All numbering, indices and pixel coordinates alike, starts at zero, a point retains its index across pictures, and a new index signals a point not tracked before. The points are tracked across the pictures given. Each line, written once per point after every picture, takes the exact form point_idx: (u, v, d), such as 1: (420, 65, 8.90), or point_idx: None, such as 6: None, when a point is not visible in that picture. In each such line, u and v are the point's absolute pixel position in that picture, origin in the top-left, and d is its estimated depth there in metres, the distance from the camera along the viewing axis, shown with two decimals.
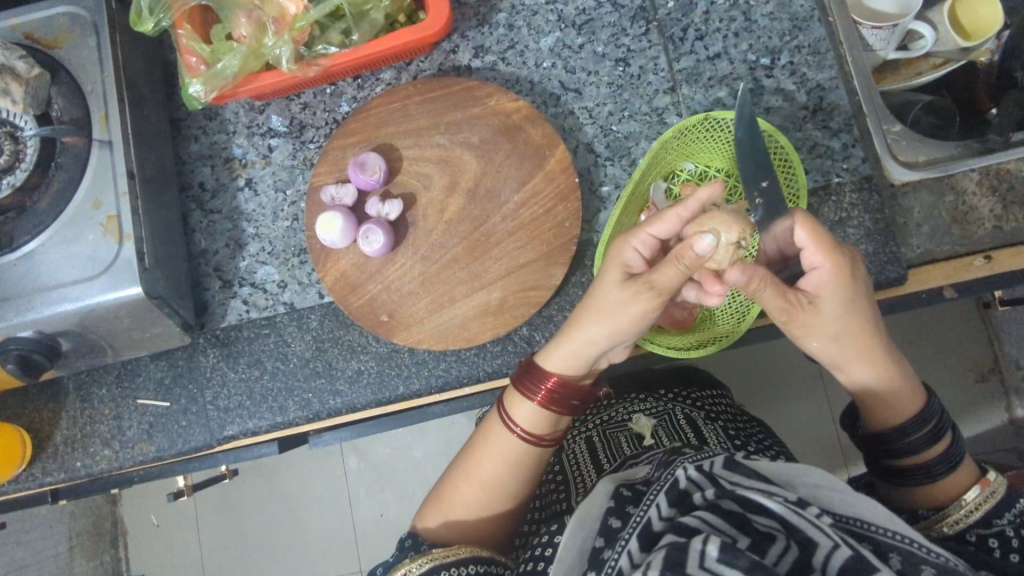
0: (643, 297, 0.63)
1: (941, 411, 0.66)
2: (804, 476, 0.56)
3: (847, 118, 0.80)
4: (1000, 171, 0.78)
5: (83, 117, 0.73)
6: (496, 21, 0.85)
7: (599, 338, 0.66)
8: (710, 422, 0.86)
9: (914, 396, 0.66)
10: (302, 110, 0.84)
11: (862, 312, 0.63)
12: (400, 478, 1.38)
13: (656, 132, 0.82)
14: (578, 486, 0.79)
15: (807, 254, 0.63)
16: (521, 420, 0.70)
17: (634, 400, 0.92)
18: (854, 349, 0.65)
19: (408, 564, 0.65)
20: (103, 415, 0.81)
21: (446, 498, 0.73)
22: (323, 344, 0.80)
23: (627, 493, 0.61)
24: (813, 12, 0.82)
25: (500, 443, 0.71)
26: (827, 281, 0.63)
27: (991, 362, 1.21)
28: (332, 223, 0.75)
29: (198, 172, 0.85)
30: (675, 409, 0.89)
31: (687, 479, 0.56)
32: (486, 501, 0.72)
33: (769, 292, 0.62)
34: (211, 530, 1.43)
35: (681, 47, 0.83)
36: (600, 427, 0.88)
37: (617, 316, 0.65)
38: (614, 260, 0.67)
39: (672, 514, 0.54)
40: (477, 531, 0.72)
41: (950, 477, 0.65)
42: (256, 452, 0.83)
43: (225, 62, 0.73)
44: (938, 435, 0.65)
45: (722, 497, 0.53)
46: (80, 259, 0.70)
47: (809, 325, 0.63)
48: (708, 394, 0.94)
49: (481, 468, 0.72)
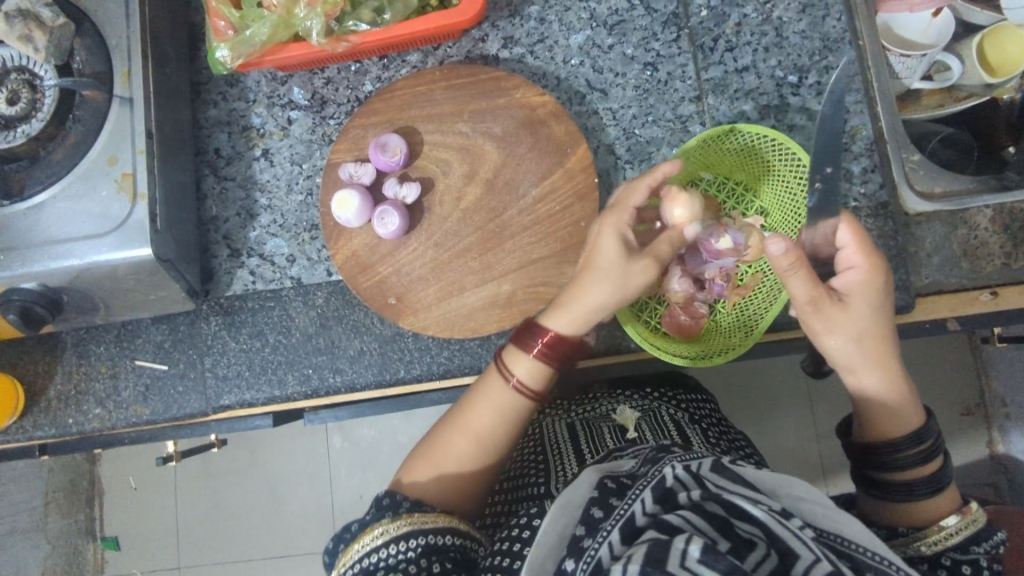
0: (644, 267, 0.68)
1: (937, 433, 0.67)
2: (788, 487, 0.57)
3: (868, 144, 0.80)
4: (1014, 209, 0.78)
5: (104, 71, 0.72)
6: (528, 13, 0.84)
7: (600, 302, 0.68)
8: (694, 425, 0.86)
9: (915, 414, 0.67)
10: (325, 85, 0.84)
11: (885, 318, 0.66)
12: (384, 460, 1.38)
13: (679, 139, 0.81)
14: (558, 475, 0.78)
15: (846, 253, 0.67)
16: (519, 372, 0.70)
17: (622, 395, 0.93)
18: (869, 352, 0.66)
19: (386, 525, 0.65)
20: (99, 373, 0.80)
21: (436, 454, 0.72)
22: (327, 322, 0.79)
23: (611, 485, 0.60)
24: (844, 34, 0.82)
25: (498, 399, 0.71)
26: (859, 282, 0.66)
27: (977, 396, 1.23)
28: (348, 202, 0.74)
29: (214, 138, 0.84)
30: (661, 408, 0.89)
31: (673, 478, 0.56)
32: (477, 460, 0.72)
33: (800, 274, 0.63)
34: (191, 498, 1.42)
35: (711, 56, 0.83)
36: (584, 416, 0.90)
37: (619, 283, 0.67)
38: (609, 228, 0.69)
39: (656, 511, 0.55)
40: (463, 491, 0.71)
41: (934, 498, 0.65)
42: (250, 425, 0.82)
43: (254, 29, 0.72)
44: (931, 455, 0.66)
45: (708, 499, 0.54)
46: (91, 215, 0.69)
47: (835, 317, 0.65)
48: (694, 397, 0.94)
49: (478, 421, 0.71)
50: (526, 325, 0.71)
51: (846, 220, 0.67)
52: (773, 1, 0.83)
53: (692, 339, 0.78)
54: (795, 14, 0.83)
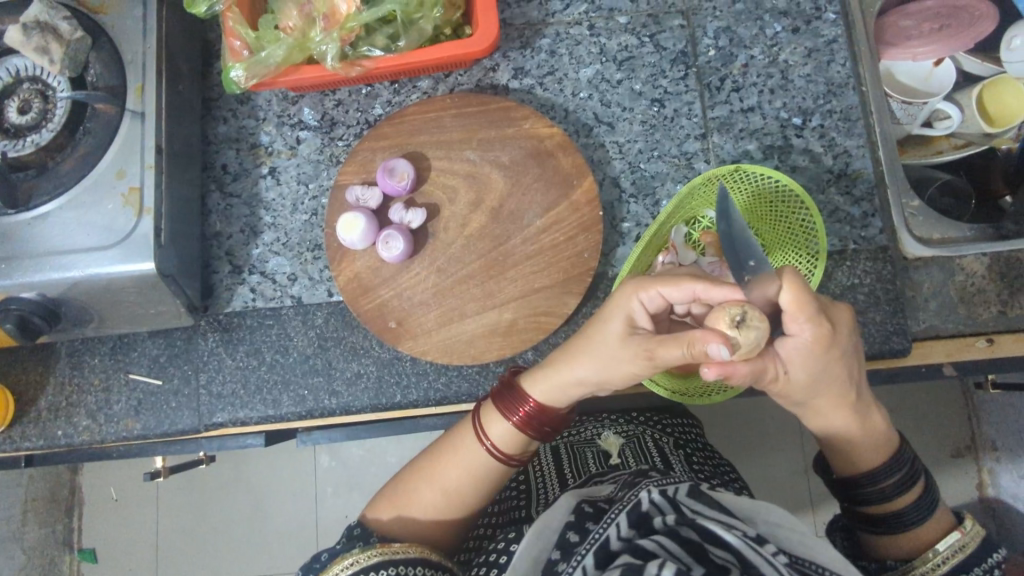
0: (638, 363, 0.62)
1: (913, 458, 0.67)
2: (764, 514, 0.57)
3: (869, 188, 0.81)
4: (1011, 258, 0.79)
5: (118, 85, 0.73)
6: (539, 45, 0.86)
7: (581, 379, 0.66)
8: (677, 450, 0.85)
9: (889, 444, 0.67)
10: (336, 106, 0.84)
11: (834, 370, 0.61)
12: (370, 481, 1.36)
13: (683, 175, 0.82)
14: (540, 497, 0.79)
15: (788, 320, 0.58)
16: (494, 436, 0.70)
17: (608, 419, 0.92)
18: (826, 400, 0.63)
19: (356, 555, 0.64)
20: (91, 385, 0.79)
21: (403, 498, 0.71)
22: (325, 343, 0.79)
23: (588, 509, 0.60)
24: (848, 80, 0.84)
25: (465, 454, 0.71)
26: (803, 351, 0.59)
27: (968, 439, 1.23)
28: (354, 224, 0.75)
29: (222, 154, 0.84)
30: (645, 433, 0.87)
31: (649, 502, 0.57)
32: (444, 508, 0.71)
33: (744, 370, 0.57)
34: (174, 512, 1.40)
35: (717, 95, 0.84)
36: (568, 440, 0.89)
37: (608, 366, 0.64)
38: (618, 309, 0.64)
39: (631, 535, 0.55)
40: (430, 535, 0.71)
41: (924, 525, 0.65)
42: (242, 442, 0.81)
43: (269, 51, 0.73)
44: (910, 483, 0.66)
45: (682, 524, 0.54)
46: (96, 227, 0.69)
47: (780, 391, 0.62)
48: (679, 423, 0.93)
49: (444, 471, 0.71)
50: (506, 384, 0.71)
51: (785, 281, 0.57)
52: (780, 44, 0.85)
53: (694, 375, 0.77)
54: (801, 58, 0.84)
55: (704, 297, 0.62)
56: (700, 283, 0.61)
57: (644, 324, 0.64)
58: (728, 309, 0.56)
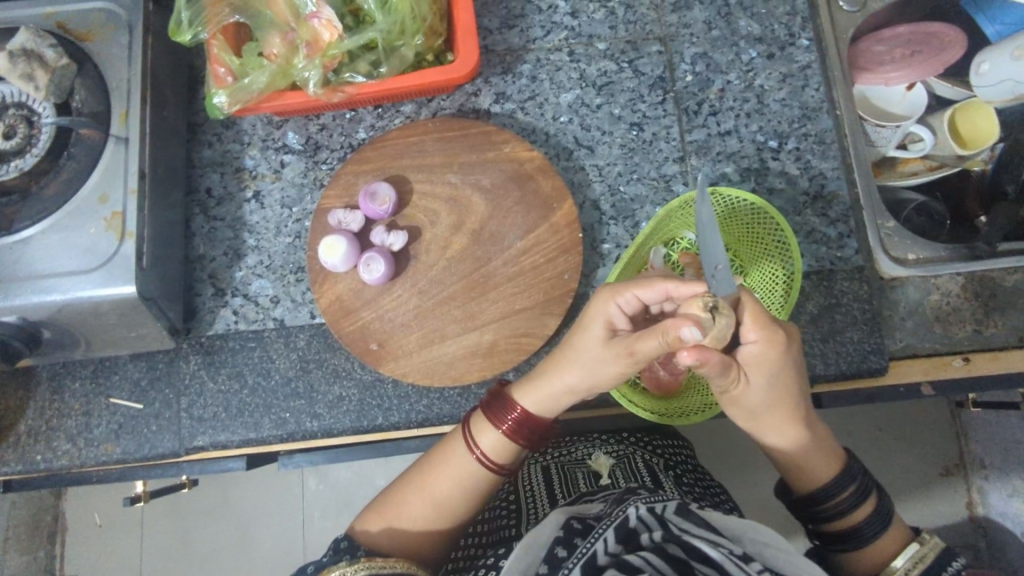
0: (620, 363, 0.64)
1: (862, 471, 0.68)
2: (752, 533, 0.57)
3: (844, 209, 0.83)
4: (985, 277, 0.81)
5: (103, 112, 0.74)
6: (520, 70, 0.87)
7: (567, 386, 0.68)
8: (667, 472, 0.84)
9: (835, 457, 0.68)
10: (320, 131, 0.86)
11: (787, 381, 0.62)
12: (359, 504, 1.35)
13: (662, 198, 0.84)
14: (529, 515, 0.78)
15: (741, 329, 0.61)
16: (484, 444, 0.70)
17: (598, 439, 0.91)
18: (779, 412, 0.64)
19: (344, 568, 0.63)
20: (72, 410, 0.79)
21: (393, 509, 0.71)
22: (307, 365, 0.79)
23: (577, 526, 0.59)
24: (822, 104, 0.86)
25: (457, 462, 0.71)
26: (758, 356, 0.61)
27: (956, 457, 1.23)
28: (335, 247, 0.76)
29: (206, 178, 0.85)
30: (636, 453, 0.87)
31: (636, 518, 0.57)
32: (434, 519, 0.71)
33: (711, 371, 0.59)
34: (157, 538, 1.38)
35: (695, 119, 0.86)
36: (557, 460, 0.88)
37: (592, 370, 0.66)
38: (597, 315, 0.65)
39: (619, 550, 0.56)
40: (418, 548, 0.70)
41: (881, 538, 0.66)
42: (222, 467, 0.81)
43: (252, 77, 0.74)
44: (862, 497, 0.66)
45: (668, 540, 0.55)
46: (77, 251, 0.70)
47: (735, 398, 0.63)
48: (669, 444, 0.92)
49: (436, 481, 0.71)
50: (496, 395, 0.71)
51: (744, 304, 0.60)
52: (755, 69, 0.87)
53: (673, 396, 0.78)
54: (776, 83, 0.86)
55: (676, 295, 0.64)
56: (671, 281, 0.63)
57: (622, 326, 0.65)
58: (701, 296, 0.59)
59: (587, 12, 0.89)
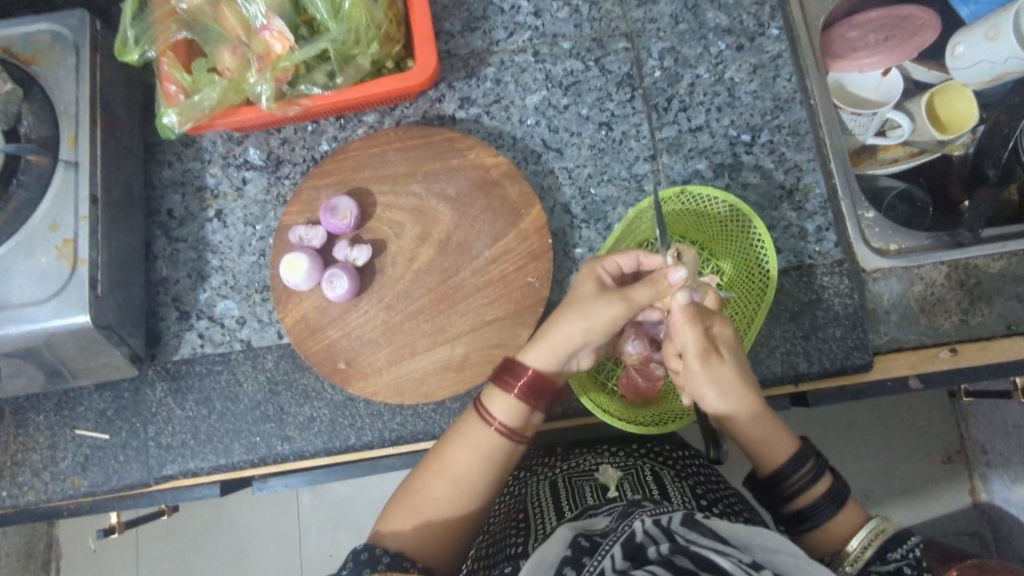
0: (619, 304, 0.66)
1: (816, 451, 0.67)
2: (761, 541, 0.53)
3: (821, 202, 0.80)
4: (968, 265, 0.79)
5: (50, 137, 0.72)
6: (484, 74, 0.85)
7: (573, 334, 0.67)
8: (680, 481, 0.74)
9: (788, 437, 0.68)
10: (281, 145, 0.83)
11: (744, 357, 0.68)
12: (355, 517, 1.33)
13: (634, 199, 0.82)
14: (537, 532, 0.67)
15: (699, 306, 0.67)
16: (499, 413, 0.67)
17: (607, 451, 0.81)
18: (745, 389, 0.66)
19: None
20: (37, 444, 0.77)
21: (413, 500, 0.65)
22: (276, 387, 0.77)
23: (585, 543, 0.55)
24: (794, 95, 0.83)
25: (476, 436, 0.66)
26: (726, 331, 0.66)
27: (957, 444, 1.21)
28: (297, 265, 0.73)
29: (167, 199, 0.83)
30: (644, 464, 0.77)
31: (643, 531, 0.53)
32: (457, 503, 0.65)
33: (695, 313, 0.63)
34: (151, 561, 1.36)
35: (665, 116, 0.84)
36: (565, 472, 0.78)
37: (595, 315, 0.66)
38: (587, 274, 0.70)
39: (626, 567, 0.51)
40: (442, 537, 0.64)
41: (837, 518, 0.65)
42: (194, 494, 0.78)
43: (203, 94, 0.72)
44: (820, 474, 0.66)
45: (675, 552, 0.50)
46: (31, 281, 0.68)
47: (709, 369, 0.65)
48: (685, 454, 0.81)
49: (455, 461, 0.66)
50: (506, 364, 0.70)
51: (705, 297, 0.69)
52: (725, 62, 0.85)
53: (651, 403, 0.77)
54: (746, 75, 0.84)
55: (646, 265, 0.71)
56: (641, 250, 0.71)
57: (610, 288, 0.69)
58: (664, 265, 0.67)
59: (550, 11, 0.86)
